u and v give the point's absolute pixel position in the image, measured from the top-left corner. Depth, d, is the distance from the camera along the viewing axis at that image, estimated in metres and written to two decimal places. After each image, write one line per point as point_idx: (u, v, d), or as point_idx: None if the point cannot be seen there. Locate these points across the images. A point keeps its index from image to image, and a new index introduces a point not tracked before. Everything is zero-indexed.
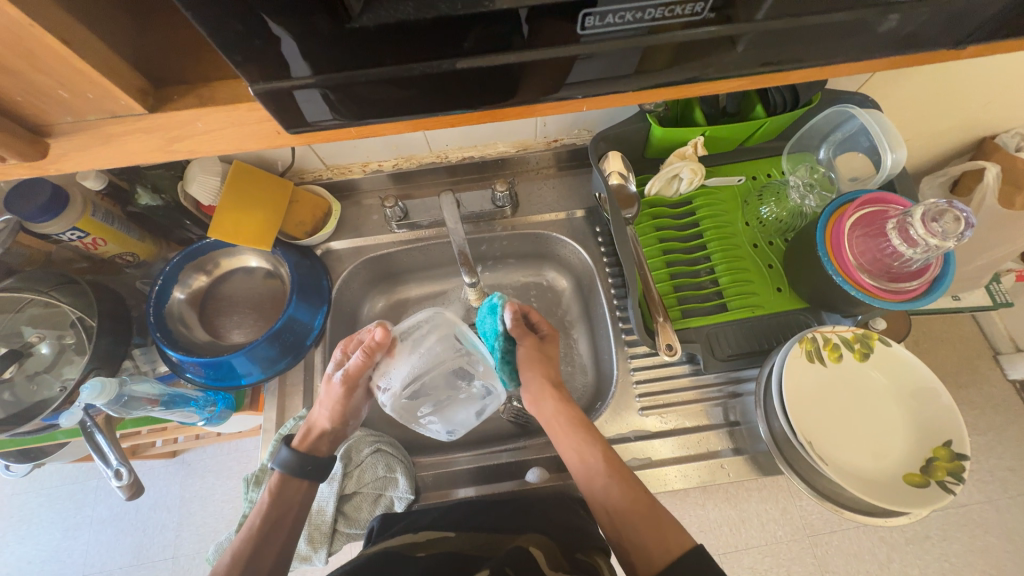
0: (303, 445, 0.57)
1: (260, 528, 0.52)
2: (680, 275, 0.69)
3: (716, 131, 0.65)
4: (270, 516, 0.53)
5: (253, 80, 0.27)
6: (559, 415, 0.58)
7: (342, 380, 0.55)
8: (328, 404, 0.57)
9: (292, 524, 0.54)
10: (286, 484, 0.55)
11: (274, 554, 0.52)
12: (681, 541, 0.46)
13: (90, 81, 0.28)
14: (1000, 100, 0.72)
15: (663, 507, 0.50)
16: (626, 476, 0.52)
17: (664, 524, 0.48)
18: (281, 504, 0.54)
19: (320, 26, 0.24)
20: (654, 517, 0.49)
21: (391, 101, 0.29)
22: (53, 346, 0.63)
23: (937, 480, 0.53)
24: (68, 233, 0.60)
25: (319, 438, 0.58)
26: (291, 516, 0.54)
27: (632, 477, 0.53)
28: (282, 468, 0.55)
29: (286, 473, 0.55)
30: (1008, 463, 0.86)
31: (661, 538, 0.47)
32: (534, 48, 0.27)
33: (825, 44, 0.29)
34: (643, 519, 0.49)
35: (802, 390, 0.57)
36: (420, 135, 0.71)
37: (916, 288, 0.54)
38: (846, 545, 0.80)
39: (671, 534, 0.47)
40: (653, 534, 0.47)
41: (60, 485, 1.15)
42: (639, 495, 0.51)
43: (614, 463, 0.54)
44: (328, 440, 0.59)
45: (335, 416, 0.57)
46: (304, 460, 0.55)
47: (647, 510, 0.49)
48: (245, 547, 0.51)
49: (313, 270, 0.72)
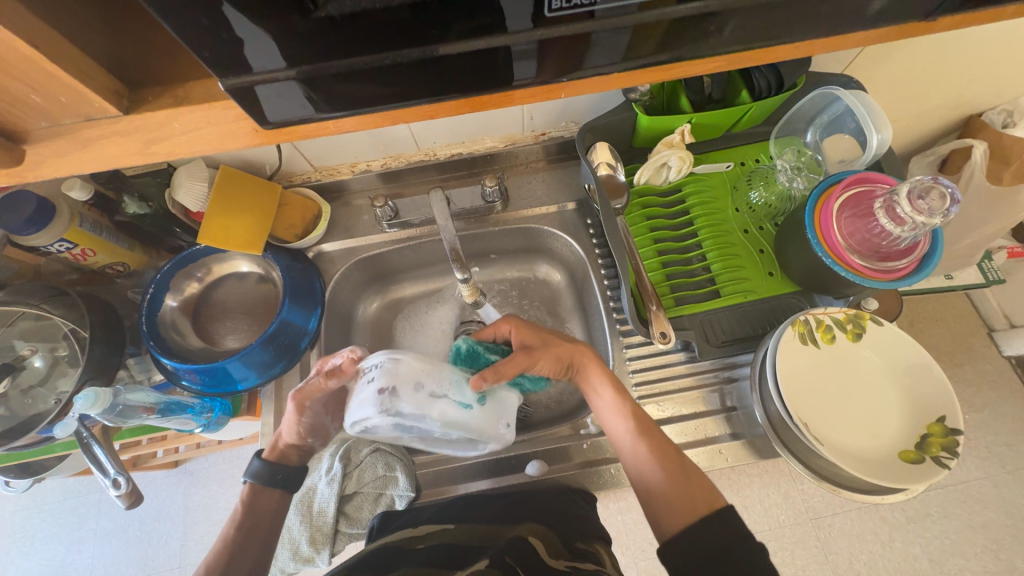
0: (273, 455, 0.58)
1: (233, 537, 0.52)
2: (671, 263, 0.69)
3: (703, 118, 0.64)
4: (244, 525, 0.53)
5: (223, 76, 0.27)
6: (592, 372, 0.58)
7: (293, 399, 0.55)
8: (287, 421, 0.56)
9: (268, 531, 0.54)
10: (258, 494, 0.55)
11: (253, 559, 0.52)
12: (709, 499, 0.46)
13: (63, 85, 0.28)
14: (984, 77, 0.73)
15: (690, 463, 0.51)
16: (653, 432, 0.53)
17: (693, 480, 0.49)
18: (253, 513, 0.54)
19: (290, 20, 0.24)
20: (682, 474, 0.49)
21: (369, 93, 0.30)
22: (46, 359, 0.63)
23: (932, 456, 0.54)
24: (56, 245, 0.60)
25: (280, 451, 0.58)
26: (264, 525, 0.54)
27: (660, 435, 0.53)
28: (253, 479, 0.55)
29: (256, 484, 0.55)
30: (1006, 439, 0.86)
31: (689, 492, 0.47)
32: (509, 33, 0.27)
33: (798, 19, 0.30)
34: (672, 476, 0.49)
35: (796, 373, 0.58)
36: (405, 130, 0.70)
37: (905, 266, 0.54)
38: (849, 526, 0.81)
39: (700, 490, 0.47)
40: (682, 489, 0.48)
41: (63, 500, 1.15)
42: (666, 451, 0.51)
43: (642, 420, 0.54)
44: (297, 452, 0.59)
45: (290, 432, 0.57)
46: (274, 470, 0.56)
47: (677, 466, 0.50)
48: (220, 556, 0.51)
49: (305, 273, 0.71)
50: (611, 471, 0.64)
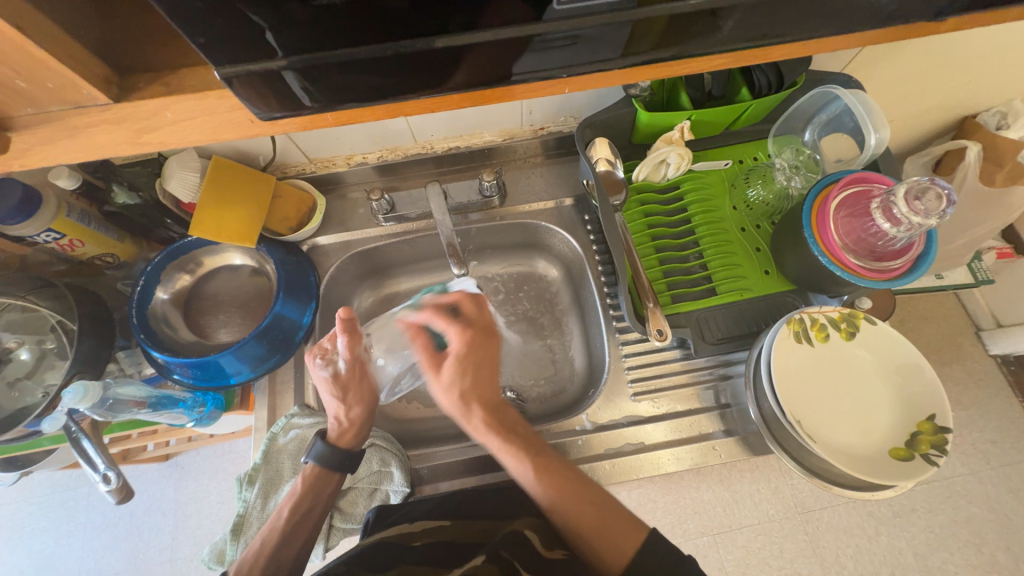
0: (338, 440, 0.59)
1: (291, 519, 0.54)
2: (669, 261, 0.69)
3: (703, 115, 0.64)
4: (300, 508, 0.55)
5: (219, 64, 0.26)
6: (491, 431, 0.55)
7: (347, 365, 0.61)
8: (350, 395, 0.61)
9: (317, 520, 0.56)
10: (320, 477, 0.57)
11: (297, 547, 0.53)
12: (632, 539, 0.47)
13: (47, 69, 0.27)
14: (981, 79, 0.73)
15: (612, 501, 0.50)
16: (570, 479, 0.51)
17: (615, 515, 0.49)
18: (311, 495, 0.56)
19: (292, 10, 0.24)
20: (606, 524, 0.48)
21: (369, 85, 0.29)
22: (33, 352, 0.62)
23: (921, 453, 0.54)
24: (43, 235, 0.58)
25: (355, 432, 0.60)
26: (315, 512, 0.56)
27: (581, 485, 0.51)
28: (318, 460, 0.57)
29: (321, 466, 0.57)
30: (990, 436, 0.88)
31: (614, 529, 0.48)
32: (498, 27, 0.27)
33: (805, 19, 0.30)
34: (594, 531, 0.48)
35: (790, 372, 0.58)
36: (402, 123, 0.69)
37: (899, 267, 0.55)
38: (836, 521, 0.82)
39: (620, 534, 0.47)
40: (601, 539, 0.47)
41: (51, 493, 1.13)
42: (584, 507, 0.49)
43: (557, 472, 0.52)
44: (355, 427, 0.60)
45: (363, 405, 0.61)
46: (337, 455, 0.57)
47: (596, 512, 0.49)
48: (274, 538, 0.53)
49: (300, 266, 0.70)
50: (607, 466, 0.64)
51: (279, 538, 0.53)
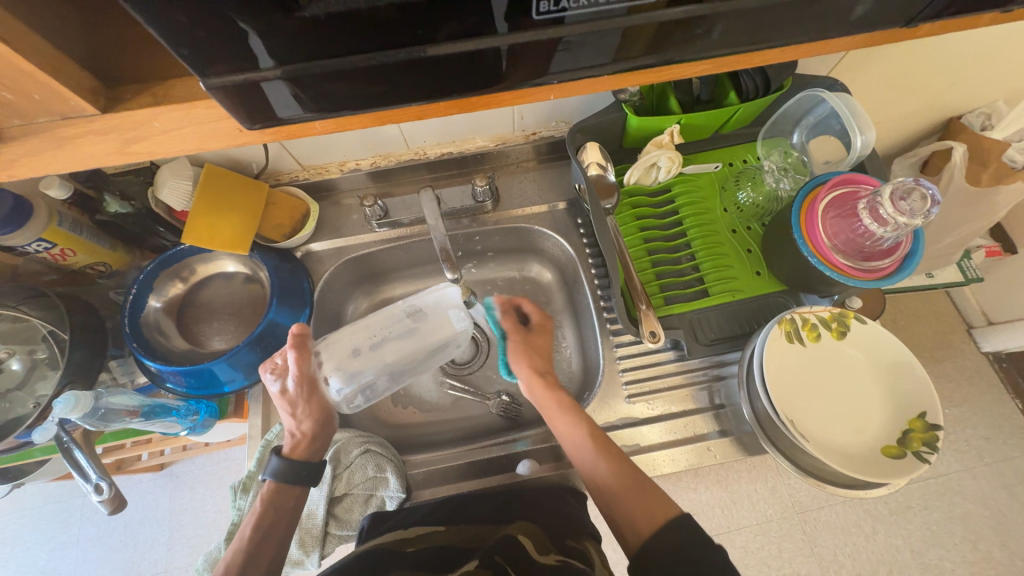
0: (293, 453, 0.57)
1: (253, 537, 0.52)
2: (661, 263, 0.70)
3: (691, 119, 0.65)
4: (262, 524, 0.53)
5: (204, 74, 0.26)
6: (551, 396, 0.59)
7: (297, 381, 0.57)
8: (300, 411, 0.58)
9: (286, 530, 0.54)
10: (280, 491, 0.55)
11: (268, 559, 0.52)
12: (665, 509, 0.46)
13: (34, 81, 0.27)
14: (965, 81, 0.74)
15: (653, 483, 0.50)
16: (610, 448, 0.53)
17: (643, 486, 0.49)
18: (270, 512, 0.54)
19: (277, 20, 0.24)
20: (640, 490, 0.49)
21: (361, 94, 0.30)
22: (24, 362, 0.62)
23: (913, 451, 0.55)
24: (33, 245, 0.58)
25: (309, 444, 0.58)
26: (281, 524, 0.54)
27: (613, 446, 0.54)
28: (275, 477, 0.55)
29: (278, 482, 0.55)
30: (984, 433, 0.89)
31: (646, 502, 0.47)
32: (489, 36, 0.27)
33: (786, 25, 0.30)
34: (630, 495, 0.48)
35: (783, 372, 0.59)
36: (394, 129, 0.70)
37: (887, 266, 0.55)
38: (834, 519, 0.82)
39: (652, 504, 0.47)
40: (636, 502, 0.48)
41: (43, 505, 1.12)
42: (624, 468, 0.51)
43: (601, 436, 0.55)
44: (309, 441, 0.58)
45: (317, 417, 0.58)
46: (293, 467, 0.56)
47: (631, 482, 0.49)
48: (240, 556, 0.51)
49: (293, 273, 0.71)
50: None
51: (246, 555, 0.52)
